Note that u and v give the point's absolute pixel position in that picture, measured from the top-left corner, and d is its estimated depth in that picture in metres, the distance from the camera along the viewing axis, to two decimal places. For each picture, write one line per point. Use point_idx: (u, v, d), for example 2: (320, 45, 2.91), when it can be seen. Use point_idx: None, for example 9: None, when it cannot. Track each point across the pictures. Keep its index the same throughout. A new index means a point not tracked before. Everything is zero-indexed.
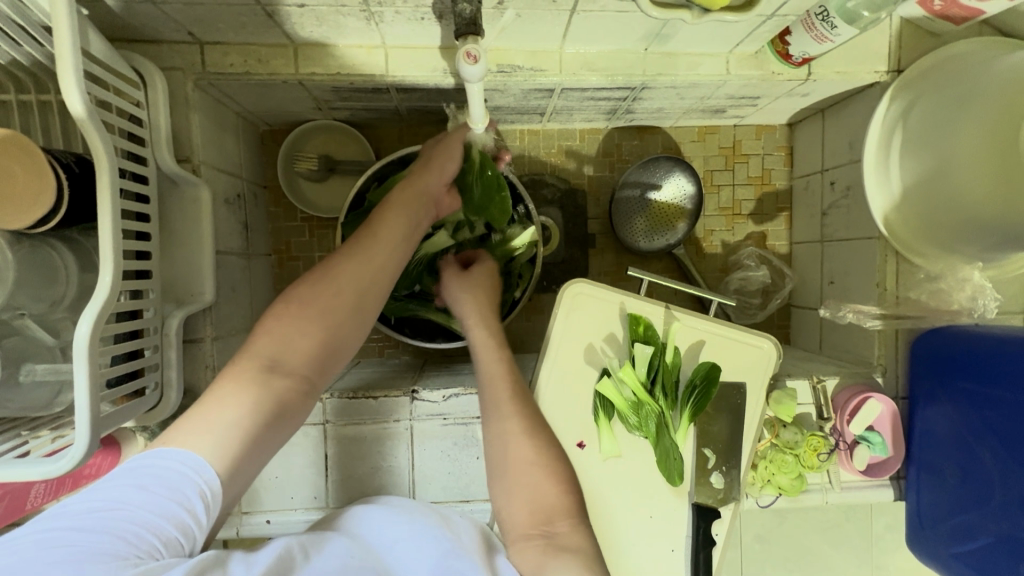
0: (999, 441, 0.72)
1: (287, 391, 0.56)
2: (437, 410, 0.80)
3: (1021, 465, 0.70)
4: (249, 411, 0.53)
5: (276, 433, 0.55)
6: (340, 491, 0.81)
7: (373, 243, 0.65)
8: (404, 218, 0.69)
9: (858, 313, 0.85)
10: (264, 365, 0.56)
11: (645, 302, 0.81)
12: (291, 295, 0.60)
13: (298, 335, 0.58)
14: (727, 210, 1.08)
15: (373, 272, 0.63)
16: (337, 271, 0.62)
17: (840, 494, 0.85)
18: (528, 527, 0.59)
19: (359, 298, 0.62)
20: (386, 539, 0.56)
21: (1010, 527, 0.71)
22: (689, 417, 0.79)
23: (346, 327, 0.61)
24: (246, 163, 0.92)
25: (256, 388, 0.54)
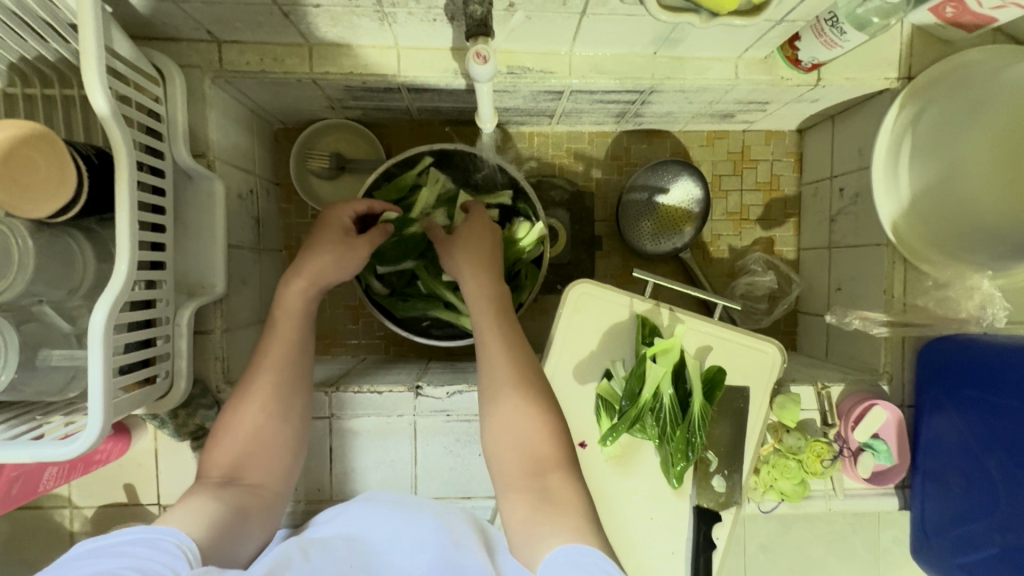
0: (1008, 451, 0.71)
1: (247, 495, 0.63)
2: (441, 407, 0.81)
3: None
4: (219, 510, 0.58)
5: (247, 525, 0.60)
6: (344, 483, 0.82)
7: (283, 342, 0.70)
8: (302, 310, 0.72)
9: (865, 320, 0.85)
10: (222, 480, 0.63)
11: (651, 303, 0.82)
12: (226, 417, 0.67)
13: (244, 447, 0.66)
14: (735, 215, 1.08)
15: (285, 373, 0.69)
16: (256, 383, 0.68)
17: (843, 502, 0.85)
18: (521, 477, 0.60)
19: (280, 399, 0.68)
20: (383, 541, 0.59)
21: (1013, 537, 0.70)
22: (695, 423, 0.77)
23: (278, 433, 0.68)
24: (259, 159, 0.94)
25: (214, 493, 0.60)
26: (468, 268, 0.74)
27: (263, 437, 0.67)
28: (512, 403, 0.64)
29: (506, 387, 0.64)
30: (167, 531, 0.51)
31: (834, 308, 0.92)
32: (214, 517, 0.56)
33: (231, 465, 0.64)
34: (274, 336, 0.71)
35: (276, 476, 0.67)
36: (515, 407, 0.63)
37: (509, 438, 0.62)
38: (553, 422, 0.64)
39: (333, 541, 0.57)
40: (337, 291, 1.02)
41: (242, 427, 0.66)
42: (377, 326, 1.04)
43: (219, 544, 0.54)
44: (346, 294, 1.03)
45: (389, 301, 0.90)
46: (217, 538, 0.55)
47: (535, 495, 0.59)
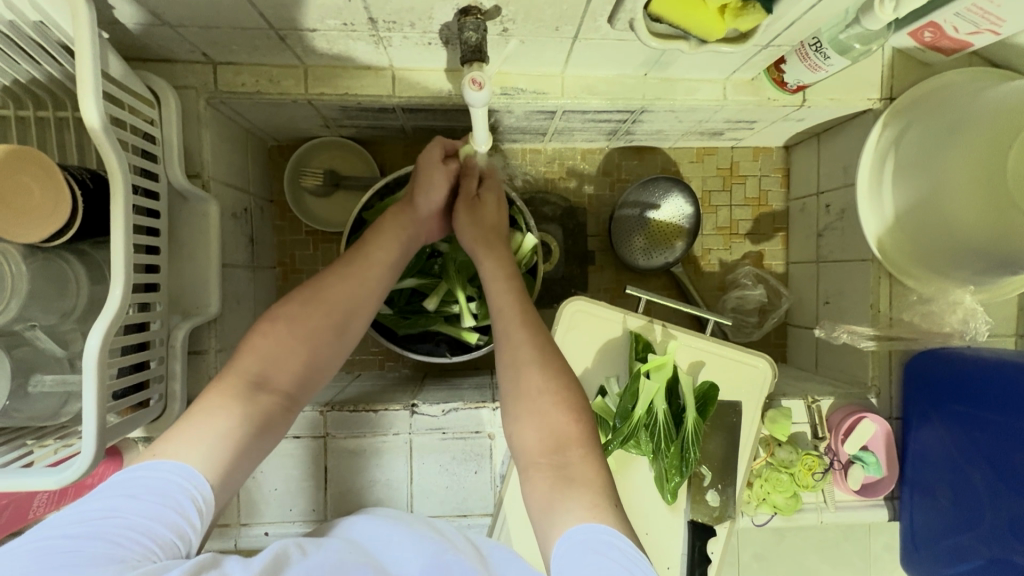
0: (992, 466, 0.73)
1: (273, 406, 0.58)
2: (437, 424, 0.81)
3: (1011, 487, 0.70)
4: (237, 430, 0.54)
5: (258, 441, 0.56)
6: (339, 503, 0.81)
7: (365, 265, 0.69)
8: (393, 241, 0.72)
9: (852, 334, 0.87)
10: (250, 381, 0.57)
11: (644, 319, 0.83)
12: (278, 312, 0.62)
13: (291, 351, 0.61)
14: (725, 229, 1.10)
15: (360, 290, 0.67)
16: (327, 293, 0.65)
17: (835, 514, 0.86)
18: (539, 454, 0.57)
19: (343, 317, 0.65)
20: (379, 542, 0.57)
21: (1000, 549, 0.72)
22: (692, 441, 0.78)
23: (327, 351, 0.64)
24: (254, 177, 0.94)
25: (242, 401, 0.55)
26: (491, 272, 0.72)
27: (314, 352, 0.62)
28: (524, 401, 0.60)
29: (526, 361, 0.63)
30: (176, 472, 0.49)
31: (822, 322, 0.94)
32: (223, 443, 0.53)
33: (268, 363, 0.59)
34: (355, 258, 0.69)
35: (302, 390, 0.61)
36: (529, 380, 0.61)
37: (524, 417, 0.60)
38: (574, 401, 0.60)
39: (333, 544, 0.55)
40: None
41: (289, 334, 0.61)
42: (371, 342, 1.04)
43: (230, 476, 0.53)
44: None
45: (391, 320, 0.90)
46: (230, 467, 0.53)
47: (554, 472, 0.56)
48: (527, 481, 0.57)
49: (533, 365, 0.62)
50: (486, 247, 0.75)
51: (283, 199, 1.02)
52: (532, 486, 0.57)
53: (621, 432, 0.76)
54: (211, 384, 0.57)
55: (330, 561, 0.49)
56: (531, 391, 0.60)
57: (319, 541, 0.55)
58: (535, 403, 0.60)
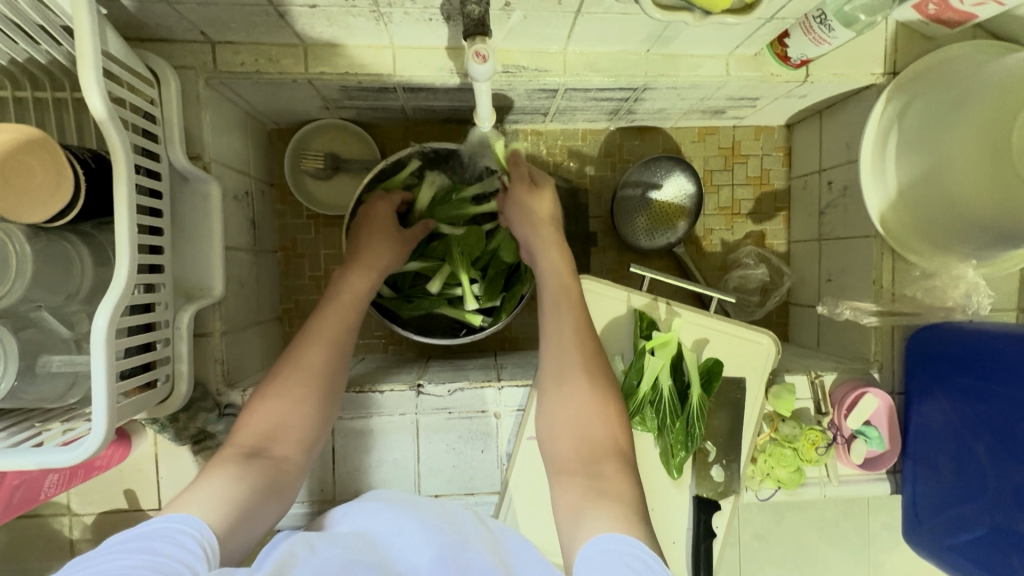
0: (996, 436, 0.73)
1: (272, 470, 0.59)
2: (443, 404, 0.81)
3: (1016, 457, 0.71)
4: (243, 489, 0.54)
5: (271, 501, 0.57)
6: (347, 483, 0.82)
7: (338, 316, 0.71)
8: (355, 287, 0.75)
9: (855, 310, 0.87)
10: (248, 451, 0.59)
11: (647, 297, 0.83)
12: (271, 383, 0.65)
13: (284, 417, 0.63)
14: (726, 209, 1.10)
15: (334, 340, 0.69)
16: (305, 356, 0.67)
17: (838, 488, 0.86)
18: (573, 462, 0.59)
19: (328, 377, 0.67)
20: (387, 537, 0.56)
21: (1003, 517, 0.73)
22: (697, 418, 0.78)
23: (320, 411, 0.66)
24: (254, 160, 0.93)
25: (240, 467, 0.56)
26: (548, 264, 0.73)
27: (307, 413, 0.64)
28: (557, 385, 0.65)
29: (574, 367, 0.65)
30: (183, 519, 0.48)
31: (824, 299, 0.94)
32: (233, 494, 0.53)
33: (261, 436, 0.61)
34: (335, 308, 0.72)
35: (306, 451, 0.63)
36: (574, 381, 0.64)
37: (561, 432, 0.62)
38: (613, 408, 0.63)
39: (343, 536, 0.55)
40: None
41: (282, 402, 0.63)
42: (374, 326, 1.04)
43: (243, 524, 0.52)
44: None
45: (395, 303, 0.90)
46: (236, 523, 0.51)
47: (585, 481, 0.57)
48: (559, 487, 0.58)
49: (578, 374, 0.64)
50: (552, 246, 0.75)
51: (284, 183, 1.02)
52: (563, 492, 0.58)
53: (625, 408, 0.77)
54: (210, 458, 0.58)
55: (337, 561, 0.48)
56: (574, 404, 0.63)
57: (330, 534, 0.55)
58: (578, 398, 0.63)
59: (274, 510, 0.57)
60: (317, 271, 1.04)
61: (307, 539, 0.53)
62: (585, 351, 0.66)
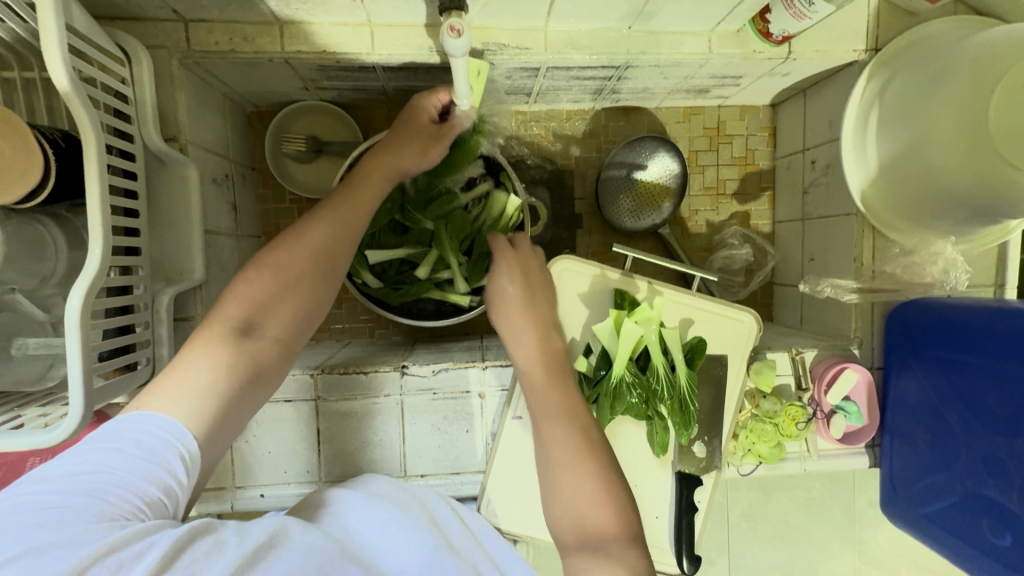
0: (965, 403, 0.75)
1: (262, 352, 0.59)
2: (427, 385, 0.81)
3: (987, 427, 0.73)
4: (229, 377, 0.56)
5: (252, 385, 0.58)
6: (332, 464, 0.82)
7: (352, 208, 0.68)
8: (377, 179, 0.71)
9: (836, 287, 0.87)
10: (237, 329, 0.58)
11: (628, 277, 0.82)
12: (265, 260, 0.61)
13: (270, 303, 0.60)
14: (711, 190, 1.10)
15: (340, 232, 0.66)
16: (307, 237, 0.64)
17: (817, 462, 0.88)
18: (571, 540, 0.61)
19: (328, 263, 0.64)
20: (373, 527, 0.61)
21: (974, 485, 0.75)
22: (682, 397, 0.78)
23: (315, 302, 0.64)
24: (233, 142, 0.92)
25: (228, 349, 0.57)
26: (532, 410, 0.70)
27: (296, 304, 0.62)
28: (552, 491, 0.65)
29: (552, 415, 0.68)
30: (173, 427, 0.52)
31: (806, 277, 0.95)
32: (215, 381, 0.55)
33: (251, 313, 0.59)
34: (343, 200, 0.67)
35: (295, 336, 0.62)
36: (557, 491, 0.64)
37: (555, 500, 0.64)
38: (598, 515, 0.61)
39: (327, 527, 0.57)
40: None
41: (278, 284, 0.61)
42: (360, 310, 1.04)
43: (220, 419, 0.55)
44: None
45: (383, 292, 0.90)
46: (220, 412, 0.55)
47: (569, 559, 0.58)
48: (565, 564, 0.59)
49: (563, 422, 0.67)
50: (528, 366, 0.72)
51: (265, 167, 1.01)
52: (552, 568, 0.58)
53: (610, 384, 0.77)
54: (193, 332, 0.58)
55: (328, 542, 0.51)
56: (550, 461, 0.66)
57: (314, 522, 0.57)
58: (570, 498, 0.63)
59: (257, 397, 0.59)
60: None
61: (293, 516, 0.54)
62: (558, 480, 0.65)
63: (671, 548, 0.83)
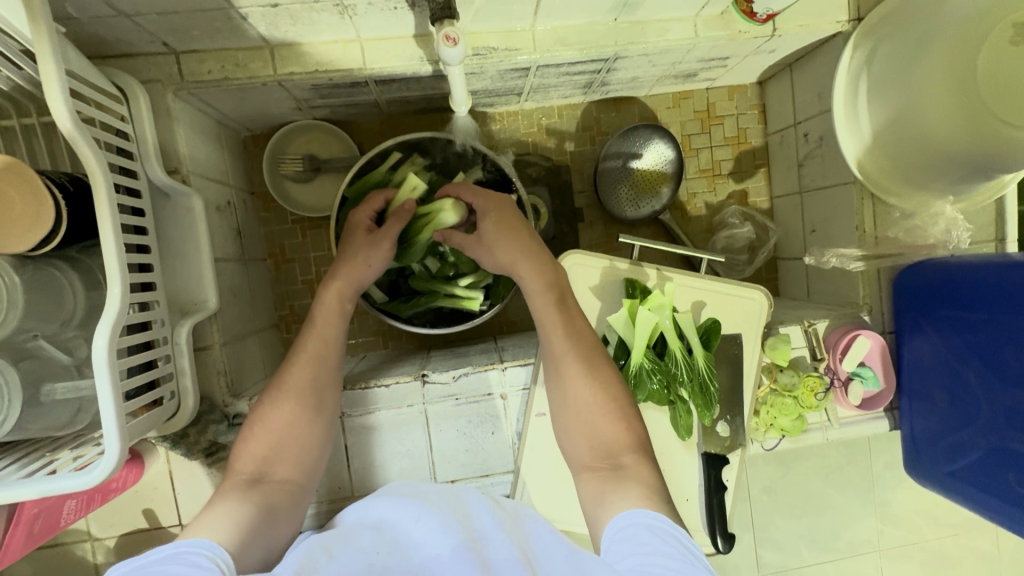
0: (984, 362, 0.76)
1: (273, 493, 0.63)
2: (449, 391, 0.82)
3: (1005, 380, 0.74)
4: (248, 511, 0.59)
5: (275, 515, 0.61)
6: (363, 478, 0.83)
7: (322, 339, 0.73)
8: (337, 304, 0.75)
9: (841, 257, 0.88)
10: (249, 480, 0.63)
11: (637, 266, 0.83)
12: (259, 414, 0.68)
13: (276, 443, 0.66)
14: (707, 171, 1.10)
15: (318, 364, 0.71)
16: (290, 378, 0.70)
17: (840, 430, 0.88)
18: (589, 458, 0.66)
19: (315, 395, 0.70)
20: (405, 522, 0.59)
21: (997, 439, 0.76)
22: (703, 381, 0.79)
23: (312, 430, 0.69)
24: (231, 169, 0.92)
25: (241, 494, 0.61)
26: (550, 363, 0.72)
27: (296, 436, 0.67)
28: (572, 419, 0.69)
29: (573, 375, 0.70)
30: (202, 538, 0.52)
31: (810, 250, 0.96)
32: (242, 517, 0.57)
33: (261, 459, 0.65)
34: (311, 338, 0.73)
35: (302, 470, 0.67)
36: (577, 393, 0.69)
37: (573, 425, 0.69)
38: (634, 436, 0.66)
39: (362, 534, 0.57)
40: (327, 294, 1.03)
41: (274, 424, 0.67)
42: (371, 323, 1.04)
43: (248, 546, 0.54)
44: None
45: (392, 305, 0.90)
46: (247, 539, 0.55)
47: (605, 475, 0.64)
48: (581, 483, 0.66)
49: (576, 367, 0.69)
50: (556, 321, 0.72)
51: (264, 190, 1.01)
52: (585, 484, 0.65)
53: (630, 375, 0.77)
54: (211, 495, 0.61)
55: (360, 561, 0.50)
56: (580, 403, 0.69)
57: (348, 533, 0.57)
58: (592, 415, 0.68)
59: (286, 525, 0.62)
60: (309, 274, 1.04)
61: (323, 542, 0.55)
62: (588, 401, 0.68)
63: (705, 528, 0.84)
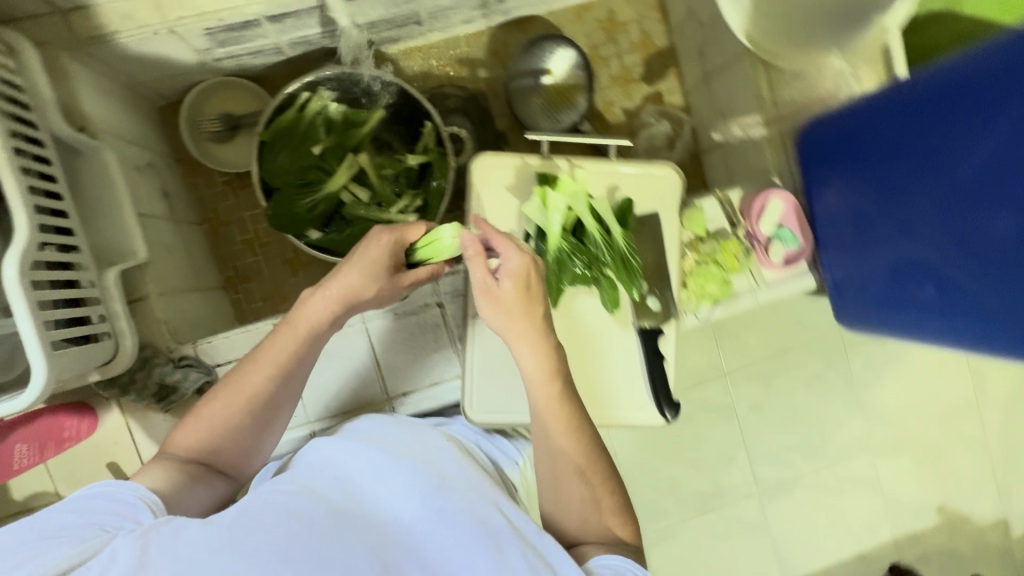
0: (878, 190, 0.79)
1: (207, 471, 0.62)
2: (388, 306, 0.85)
3: (896, 201, 0.77)
4: (179, 477, 0.59)
5: (214, 498, 0.62)
6: (318, 408, 0.83)
7: (292, 345, 0.64)
8: (316, 321, 0.66)
9: (744, 126, 0.92)
10: (191, 455, 0.61)
11: (549, 159, 0.85)
12: (212, 400, 0.63)
13: (221, 437, 0.62)
14: (620, 78, 1.13)
15: (281, 375, 0.64)
16: (252, 380, 0.63)
17: (768, 291, 0.91)
18: (575, 512, 0.62)
19: (270, 400, 0.64)
20: (368, 470, 0.56)
21: (899, 258, 0.79)
22: (625, 256, 0.82)
23: (263, 426, 0.65)
24: (149, 135, 0.94)
25: (177, 465, 0.60)
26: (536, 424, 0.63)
27: (246, 433, 0.64)
28: (558, 477, 0.62)
29: (560, 425, 0.62)
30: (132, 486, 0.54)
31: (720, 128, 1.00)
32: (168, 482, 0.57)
33: (205, 451, 0.62)
34: (282, 342, 0.64)
35: (248, 456, 0.65)
36: (571, 474, 0.62)
37: (548, 472, 0.63)
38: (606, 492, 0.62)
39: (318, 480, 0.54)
40: (269, 249, 1.06)
41: (227, 412, 0.62)
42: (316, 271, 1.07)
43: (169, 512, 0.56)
44: (278, 250, 1.07)
45: (329, 242, 0.93)
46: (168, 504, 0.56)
47: (582, 500, 0.61)
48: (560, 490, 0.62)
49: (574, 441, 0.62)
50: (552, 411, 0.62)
51: (189, 157, 1.03)
52: (568, 491, 0.62)
53: (551, 259, 0.80)
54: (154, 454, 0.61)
55: (311, 506, 0.48)
56: (554, 448, 0.62)
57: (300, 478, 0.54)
58: (578, 482, 0.62)
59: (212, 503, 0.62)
60: (247, 233, 1.06)
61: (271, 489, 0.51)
62: (577, 464, 0.62)
63: (652, 401, 0.87)
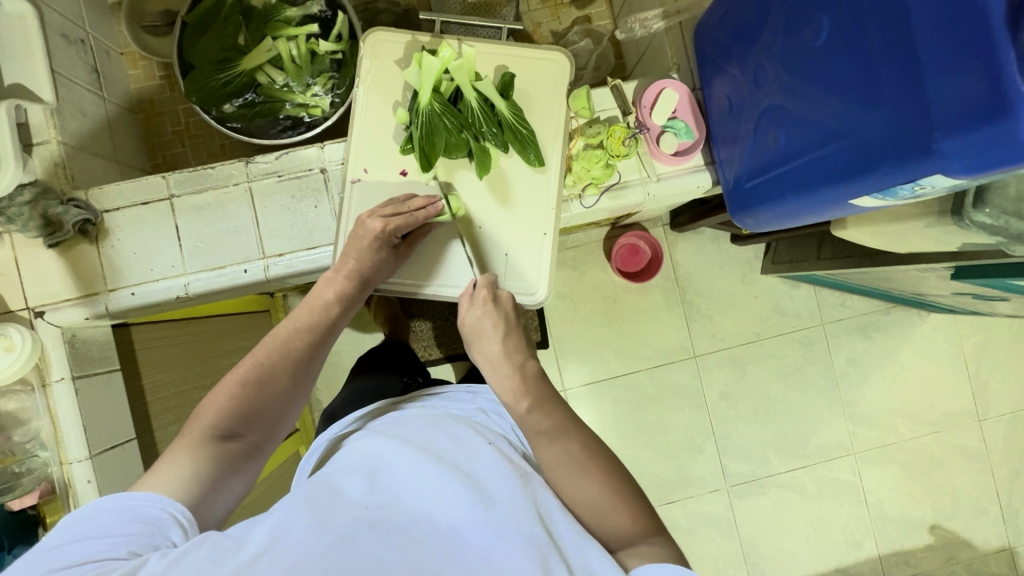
0: (738, 43, 0.74)
1: (240, 451, 0.57)
2: (272, 169, 0.87)
3: (750, 48, 0.71)
4: (214, 463, 0.54)
5: (247, 479, 0.57)
6: (196, 257, 0.86)
7: (318, 313, 0.71)
8: (347, 295, 0.75)
9: (643, 20, 0.91)
10: (218, 435, 0.56)
11: (437, 38, 0.87)
12: (243, 372, 0.61)
13: (257, 403, 0.60)
14: (550, 2, 1.16)
15: (313, 342, 0.68)
16: (285, 345, 0.66)
17: (659, 185, 0.90)
18: (585, 515, 0.53)
19: (306, 365, 0.66)
20: (405, 469, 0.50)
21: (770, 120, 0.70)
22: (503, 127, 0.83)
23: (296, 394, 0.65)
24: (92, 20, 1.02)
25: (214, 448, 0.55)
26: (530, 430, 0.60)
27: (280, 394, 0.63)
28: (562, 476, 0.55)
29: (565, 479, 0.55)
30: (158, 499, 0.49)
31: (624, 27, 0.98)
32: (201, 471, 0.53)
33: (240, 418, 0.59)
34: (311, 315, 0.71)
35: (274, 433, 0.62)
36: (580, 479, 0.54)
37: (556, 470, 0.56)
38: (629, 498, 0.54)
39: (356, 482, 0.48)
40: (197, 141, 1.15)
41: (255, 386, 0.61)
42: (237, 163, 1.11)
43: (208, 498, 0.52)
44: (206, 142, 1.15)
45: (240, 116, 1.00)
46: (206, 493, 0.52)
47: (599, 499, 0.53)
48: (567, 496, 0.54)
49: (610, 498, 0.53)
50: (568, 445, 0.57)
51: (133, 50, 1.12)
52: (572, 491, 0.54)
53: (422, 120, 0.81)
54: (171, 443, 0.55)
55: (353, 520, 0.43)
56: (551, 457, 0.56)
57: (339, 484, 0.48)
58: (583, 477, 0.54)
59: (243, 485, 0.57)
60: (178, 125, 1.15)
61: (316, 507, 0.44)
62: (600, 478, 0.54)
63: (529, 279, 0.87)
